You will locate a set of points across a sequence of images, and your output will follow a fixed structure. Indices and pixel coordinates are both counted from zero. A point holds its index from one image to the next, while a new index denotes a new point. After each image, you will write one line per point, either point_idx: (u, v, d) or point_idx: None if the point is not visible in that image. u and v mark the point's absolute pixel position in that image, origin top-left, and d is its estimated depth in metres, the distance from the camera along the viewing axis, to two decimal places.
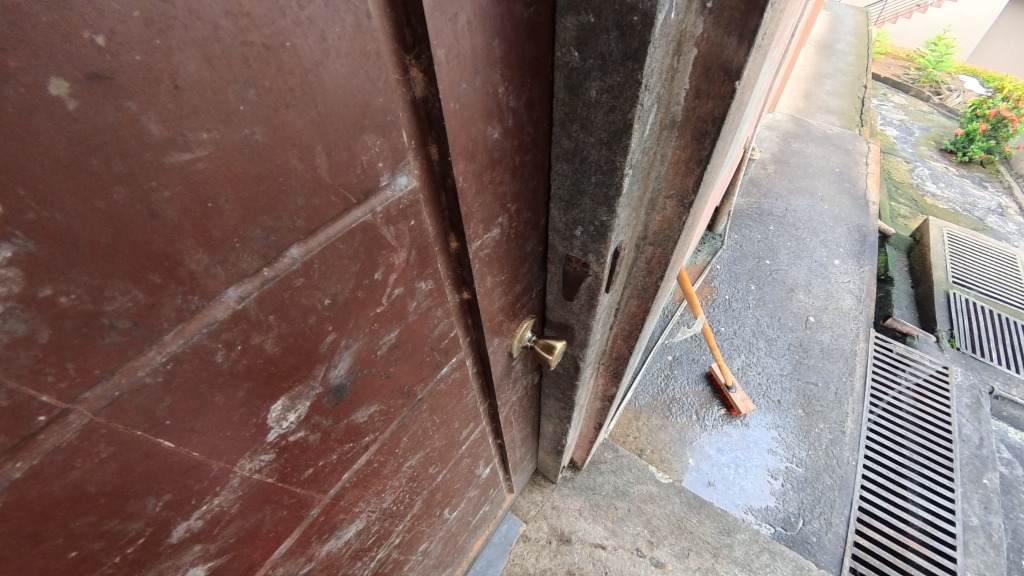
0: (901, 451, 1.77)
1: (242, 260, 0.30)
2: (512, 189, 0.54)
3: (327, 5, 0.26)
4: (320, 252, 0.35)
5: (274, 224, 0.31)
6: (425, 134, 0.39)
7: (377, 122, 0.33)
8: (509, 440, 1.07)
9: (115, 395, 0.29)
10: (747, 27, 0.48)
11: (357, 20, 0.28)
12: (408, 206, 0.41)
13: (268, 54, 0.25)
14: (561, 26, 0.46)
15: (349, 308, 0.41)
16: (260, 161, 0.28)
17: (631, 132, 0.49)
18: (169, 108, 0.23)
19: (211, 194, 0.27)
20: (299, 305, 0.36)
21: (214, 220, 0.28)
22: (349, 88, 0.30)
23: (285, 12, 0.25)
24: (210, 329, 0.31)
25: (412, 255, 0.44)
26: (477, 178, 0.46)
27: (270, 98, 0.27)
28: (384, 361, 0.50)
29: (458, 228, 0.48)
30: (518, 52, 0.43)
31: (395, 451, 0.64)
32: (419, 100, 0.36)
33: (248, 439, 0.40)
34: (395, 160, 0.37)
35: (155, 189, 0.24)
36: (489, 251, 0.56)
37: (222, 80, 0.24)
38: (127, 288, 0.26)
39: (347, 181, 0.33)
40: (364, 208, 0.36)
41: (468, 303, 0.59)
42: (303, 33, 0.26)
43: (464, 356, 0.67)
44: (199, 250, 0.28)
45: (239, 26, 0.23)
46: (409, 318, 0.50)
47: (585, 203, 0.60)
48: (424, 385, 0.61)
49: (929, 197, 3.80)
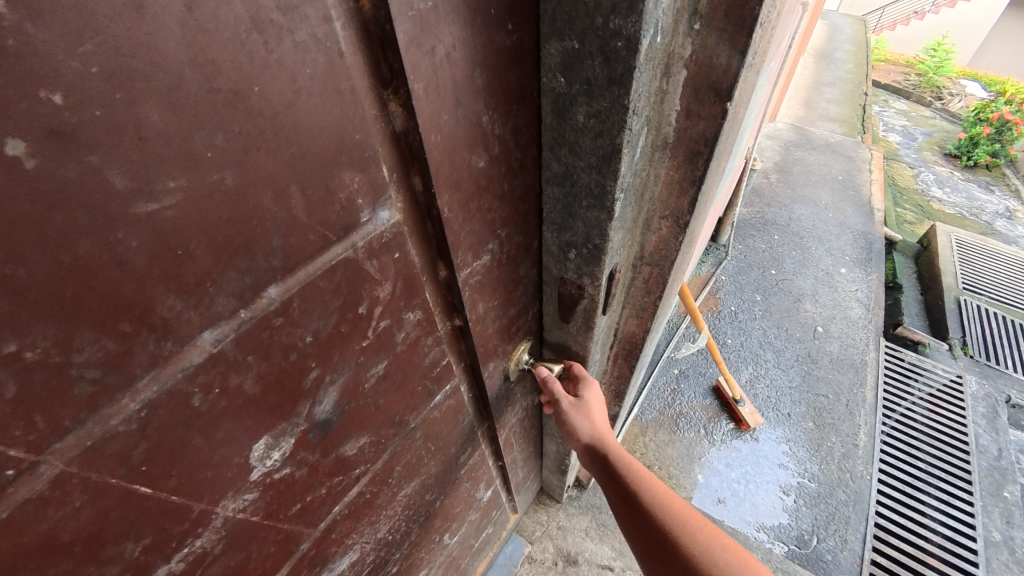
0: (917, 464, 1.72)
1: (216, 302, 0.30)
2: (502, 214, 0.54)
3: (297, 47, 0.26)
4: (300, 289, 0.34)
5: (250, 266, 0.30)
6: (407, 166, 0.38)
7: (355, 158, 0.33)
8: (510, 461, 1.05)
9: (88, 443, 0.28)
10: (737, 47, 0.48)
11: (328, 59, 0.28)
12: (391, 239, 0.40)
13: (235, 99, 0.25)
14: (545, 52, 0.46)
15: (333, 342, 0.40)
16: (232, 205, 0.27)
17: (620, 156, 0.49)
18: (134, 159, 0.22)
19: (181, 240, 0.26)
20: (280, 343, 0.35)
21: (187, 265, 0.27)
22: (323, 125, 0.30)
23: (253, 56, 0.24)
24: (185, 373, 0.31)
25: (398, 285, 0.44)
26: (464, 205, 0.46)
27: (240, 141, 0.26)
28: (372, 392, 0.49)
29: (446, 256, 0.48)
30: (502, 79, 0.43)
31: (388, 481, 0.63)
32: (399, 132, 0.36)
33: (231, 478, 0.39)
34: (375, 195, 0.36)
35: (122, 240, 0.24)
36: (481, 276, 0.55)
37: (188, 127, 0.24)
38: (95, 337, 0.25)
39: (325, 218, 0.33)
40: (345, 240, 0.36)
41: (461, 329, 0.58)
42: (272, 76, 0.26)
43: (458, 381, 0.66)
44: (171, 295, 0.27)
45: (205, 73, 0.23)
46: (397, 348, 0.49)
47: (577, 225, 0.59)
48: (417, 413, 0.60)
49: (935, 202, 3.77)
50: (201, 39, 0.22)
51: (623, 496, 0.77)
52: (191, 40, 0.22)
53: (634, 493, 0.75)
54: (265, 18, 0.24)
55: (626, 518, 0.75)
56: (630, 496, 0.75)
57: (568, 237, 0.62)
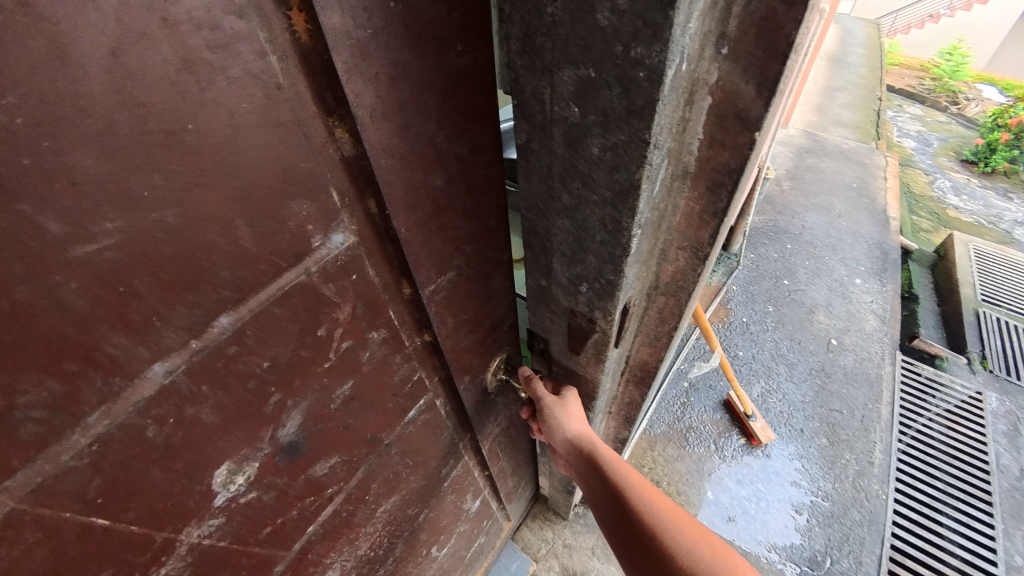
0: (935, 483, 1.66)
1: (165, 338, 0.30)
2: (467, 232, 0.51)
3: (233, 83, 0.26)
4: (254, 318, 0.34)
5: (199, 300, 0.30)
6: (362, 189, 0.37)
7: (304, 187, 0.33)
8: (498, 471, 1.03)
9: (39, 480, 0.28)
10: (768, 75, 0.40)
11: (268, 93, 0.28)
12: (348, 261, 0.39)
13: (170, 139, 0.25)
14: (558, 79, 0.41)
15: (294, 368, 0.40)
16: (176, 241, 0.27)
17: (637, 193, 0.45)
18: (69, 206, 0.23)
19: (124, 278, 0.26)
20: (237, 372, 0.35)
21: (131, 304, 0.27)
22: (268, 158, 0.29)
23: (186, 96, 0.24)
24: (138, 406, 0.30)
25: (359, 307, 0.43)
26: (425, 226, 0.44)
27: (180, 180, 0.26)
28: (341, 414, 0.49)
29: (410, 275, 0.46)
30: (459, 99, 0.40)
31: (366, 498, 0.62)
32: (351, 157, 0.35)
33: (193, 507, 0.39)
34: (328, 221, 0.36)
35: (61, 283, 0.24)
36: (447, 293, 0.53)
37: (123, 170, 0.24)
38: (39, 379, 0.25)
39: (276, 247, 0.33)
40: (299, 266, 0.35)
41: (433, 347, 0.57)
42: (209, 114, 0.25)
43: (433, 396, 0.65)
44: (117, 333, 0.27)
45: (136, 117, 0.23)
46: (364, 369, 0.49)
47: (589, 259, 0.57)
48: (391, 430, 0.59)
49: (952, 209, 3.68)
50: (131, 84, 0.22)
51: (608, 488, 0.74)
52: (119, 85, 0.22)
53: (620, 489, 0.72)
54: (199, 60, 0.24)
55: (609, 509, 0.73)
56: (616, 489, 0.73)
57: (581, 271, 0.59)
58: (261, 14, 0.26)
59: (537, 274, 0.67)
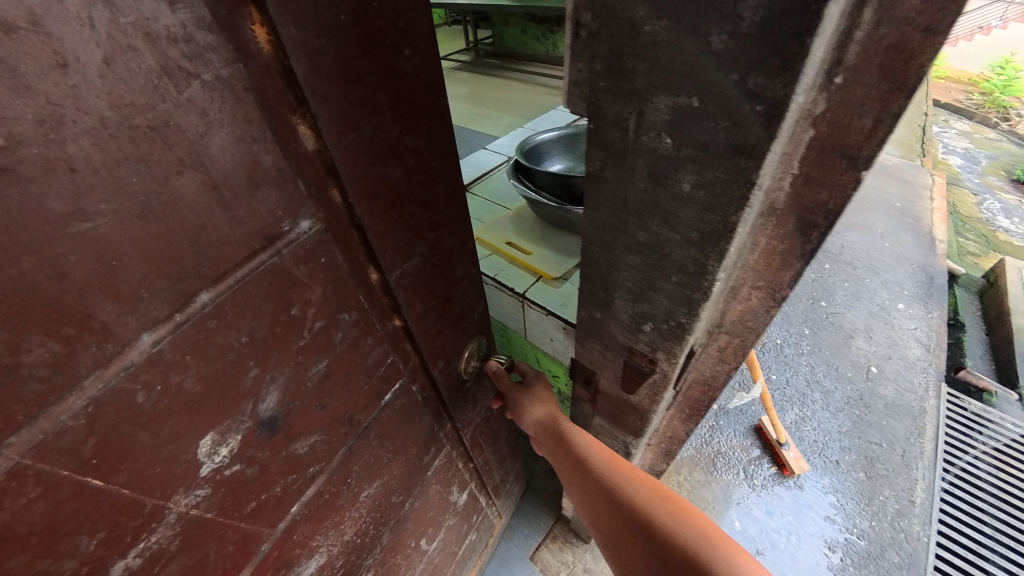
0: (982, 528, 1.53)
1: (151, 309, 0.33)
2: (429, 218, 0.54)
3: (205, 86, 0.30)
4: (231, 295, 0.38)
5: (181, 276, 0.34)
6: (326, 180, 0.41)
7: (272, 176, 0.36)
8: (482, 463, 1.04)
9: (40, 437, 0.32)
10: (890, 109, 0.32)
11: (235, 94, 0.31)
12: (316, 246, 0.43)
13: (154, 133, 0.29)
14: (651, 106, 0.38)
15: (269, 344, 0.43)
16: (158, 222, 0.31)
17: (730, 236, 0.42)
18: (67, 188, 0.26)
19: (115, 253, 0.30)
20: (216, 345, 0.39)
21: (121, 276, 0.31)
22: (239, 150, 0.33)
23: (165, 96, 0.28)
24: (127, 373, 0.34)
25: (329, 289, 0.46)
26: (386, 216, 0.48)
27: (160, 168, 0.30)
28: (317, 392, 0.52)
29: (376, 260, 0.50)
30: (411, 97, 0.44)
31: (348, 481, 0.64)
32: (315, 151, 0.38)
33: (180, 475, 0.42)
34: (296, 208, 0.39)
35: (62, 255, 0.28)
36: (414, 278, 0.57)
37: (112, 159, 0.28)
38: (41, 340, 0.29)
39: (249, 230, 0.36)
40: (271, 249, 0.39)
41: (403, 331, 0.60)
42: (184, 111, 0.29)
43: (409, 381, 0.67)
44: (108, 303, 0.31)
45: (124, 113, 0.27)
46: (337, 349, 0.51)
47: (658, 298, 0.55)
48: (368, 413, 0.62)
49: (1001, 232, 3.47)
50: (118, 87, 0.26)
51: (572, 459, 0.78)
52: (109, 90, 0.26)
53: (582, 457, 0.76)
54: (176, 68, 0.28)
55: (575, 479, 0.77)
56: (579, 458, 0.77)
57: (647, 308, 0.58)
58: (231, 28, 0.30)
59: (599, 309, 0.65)
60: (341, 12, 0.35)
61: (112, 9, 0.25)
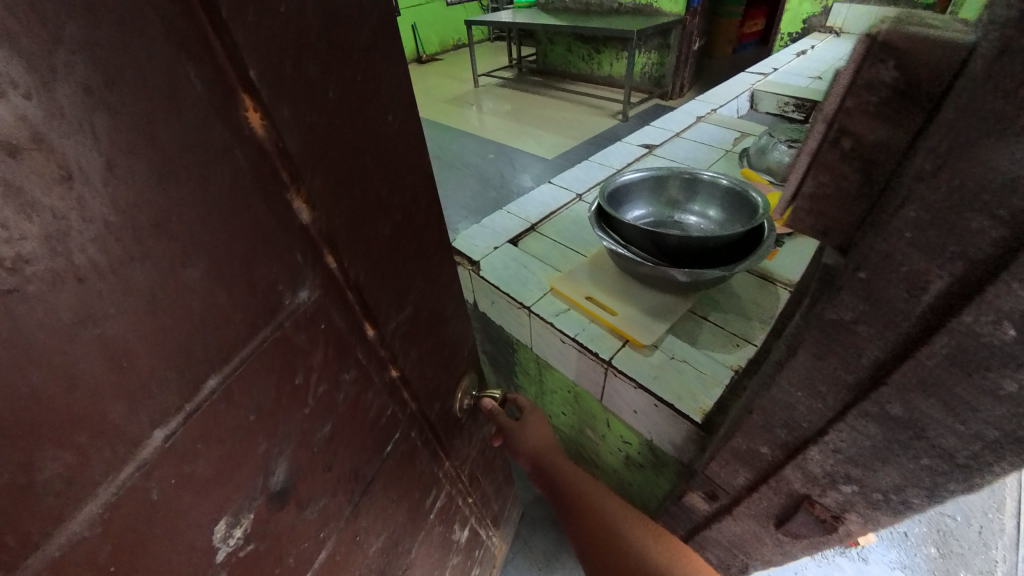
0: None
1: (163, 399, 0.34)
2: (414, 269, 0.60)
3: (205, 178, 0.32)
4: (238, 373, 0.39)
5: (189, 360, 0.35)
6: (321, 248, 0.44)
7: (272, 251, 0.39)
8: (480, 496, 1.10)
9: (55, 555, 0.31)
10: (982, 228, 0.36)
11: (235, 177, 0.34)
12: (315, 311, 0.46)
13: (159, 230, 0.30)
14: (896, 291, 0.41)
15: (276, 412, 0.45)
16: (164, 314, 0.32)
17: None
18: (76, 297, 0.28)
19: (126, 349, 0.31)
20: (226, 424, 0.40)
21: (133, 371, 0.32)
22: (239, 233, 0.36)
23: (169, 192, 0.30)
24: (141, 470, 0.34)
25: (330, 351, 0.49)
26: (377, 268, 0.53)
27: (166, 262, 0.32)
28: (323, 455, 0.53)
29: (370, 315, 0.54)
30: (393, 158, 0.50)
31: (356, 539, 0.65)
32: (309, 222, 0.42)
33: (196, 564, 0.41)
34: (294, 278, 0.42)
35: (75, 360, 0.28)
36: (404, 328, 0.62)
37: (120, 260, 0.29)
38: (55, 453, 0.29)
39: (251, 307, 0.38)
40: (276, 321, 0.41)
41: (399, 380, 0.65)
42: (187, 206, 0.32)
43: (407, 428, 0.70)
44: (119, 401, 0.32)
45: (128, 215, 0.29)
46: (340, 408, 0.54)
47: (883, 471, 0.55)
48: (372, 465, 0.64)
49: None
50: (124, 192, 0.28)
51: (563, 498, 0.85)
52: (115, 197, 0.28)
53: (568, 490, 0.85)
54: (175, 165, 0.30)
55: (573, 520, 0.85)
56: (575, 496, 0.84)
57: (860, 475, 0.58)
58: (230, 124, 0.33)
59: (740, 441, 0.70)
60: (328, 90, 0.39)
61: (114, 118, 0.26)
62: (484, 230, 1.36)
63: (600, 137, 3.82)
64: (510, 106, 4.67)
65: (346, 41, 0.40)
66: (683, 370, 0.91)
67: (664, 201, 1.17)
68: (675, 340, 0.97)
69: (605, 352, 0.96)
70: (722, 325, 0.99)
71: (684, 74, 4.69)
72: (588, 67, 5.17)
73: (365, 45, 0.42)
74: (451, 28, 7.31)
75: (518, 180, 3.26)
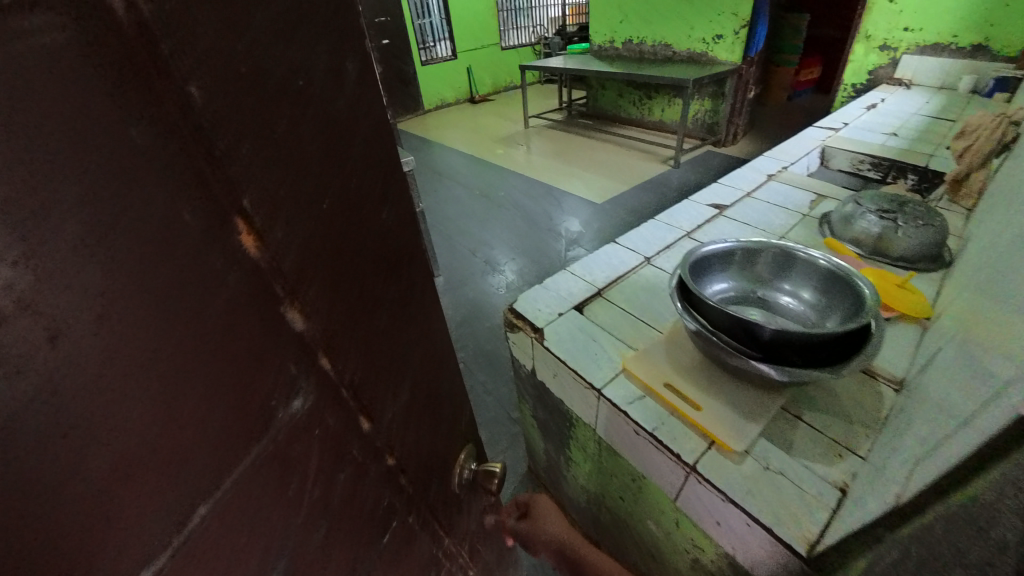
0: None
1: (150, 539, 0.29)
2: (410, 352, 0.58)
3: (196, 298, 0.29)
4: (229, 497, 0.35)
5: (178, 493, 0.31)
6: (319, 350, 0.41)
7: (268, 361, 0.36)
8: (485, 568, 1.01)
9: None
10: None
11: (230, 296, 0.32)
12: (311, 415, 0.42)
13: (145, 360, 0.27)
14: None
15: (270, 529, 0.40)
16: (148, 449, 0.28)
17: None
18: (47, 450, 0.23)
19: (104, 492, 0.27)
20: (219, 554, 0.35)
21: (111, 514, 0.27)
22: (233, 350, 0.33)
23: (157, 317, 0.27)
24: None
25: (324, 453, 0.45)
26: (370, 362, 0.50)
27: (151, 393, 0.28)
28: (318, 563, 0.47)
29: (365, 410, 0.50)
30: (389, 250, 0.49)
31: None
32: (303, 329, 0.39)
33: None
34: (292, 385, 0.39)
35: (43, 520, 0.24)
36: (400, 414, 0.58)
37: (99, 397, 0.25)
38: None
39: (243, 424, 0.35)
40: (267, 437, 0.37)
41: (396, 466, 0.60)
42: (174, 330, 0.28)
43: (405, 515, 0.64)
44: (104, 554, 0.27)
45: (110, 348, 0.25)
46: (335, 507, 0.49)
47: None
48: (369, 560, 0.57)
49: None
50: (109, 324, 0.25)
51: None
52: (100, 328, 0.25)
53: None
54: (162, 291, 0.27)
55: None
56: None
57: None
58: (227, 242, 0.31)
59: None
60: (323, 197, 0.38)
61: (103, 248, 0.24)
62: (544, 290, 1.12)
63: (650, 183, 3.78)
64: (559, 147, 4.74)
65: (339, 148, 0.39)
66: (780, 483, 0.72)
67: (752, 274, 0.99)
68: (770, 446, 0.78)
69: (688, 454, 0.77)
70: (834, 438, 0.79)
71: (739, 121, 4.62)
72: (637, 113, 5.20)
73: (359, 150, 0.41)
74: (503, 71, 7.65)
75: (566, 224, 3.22)
